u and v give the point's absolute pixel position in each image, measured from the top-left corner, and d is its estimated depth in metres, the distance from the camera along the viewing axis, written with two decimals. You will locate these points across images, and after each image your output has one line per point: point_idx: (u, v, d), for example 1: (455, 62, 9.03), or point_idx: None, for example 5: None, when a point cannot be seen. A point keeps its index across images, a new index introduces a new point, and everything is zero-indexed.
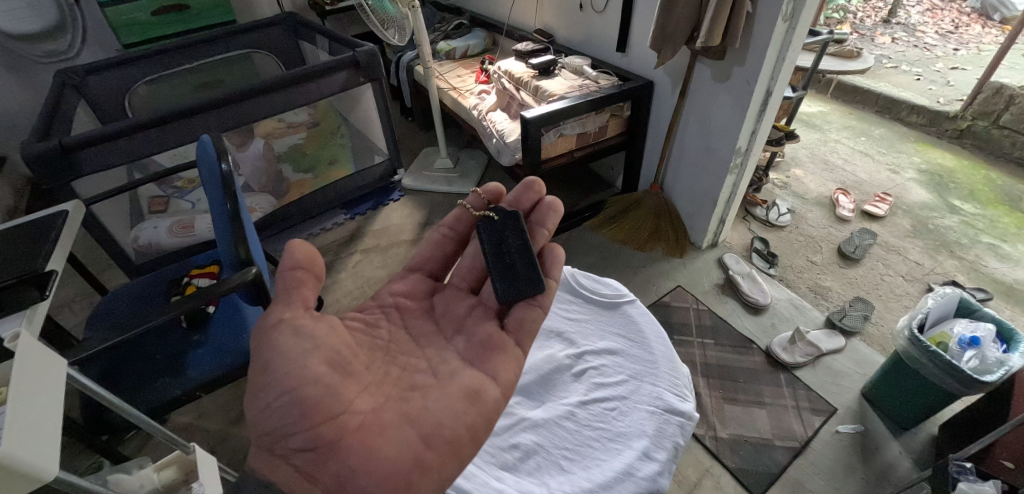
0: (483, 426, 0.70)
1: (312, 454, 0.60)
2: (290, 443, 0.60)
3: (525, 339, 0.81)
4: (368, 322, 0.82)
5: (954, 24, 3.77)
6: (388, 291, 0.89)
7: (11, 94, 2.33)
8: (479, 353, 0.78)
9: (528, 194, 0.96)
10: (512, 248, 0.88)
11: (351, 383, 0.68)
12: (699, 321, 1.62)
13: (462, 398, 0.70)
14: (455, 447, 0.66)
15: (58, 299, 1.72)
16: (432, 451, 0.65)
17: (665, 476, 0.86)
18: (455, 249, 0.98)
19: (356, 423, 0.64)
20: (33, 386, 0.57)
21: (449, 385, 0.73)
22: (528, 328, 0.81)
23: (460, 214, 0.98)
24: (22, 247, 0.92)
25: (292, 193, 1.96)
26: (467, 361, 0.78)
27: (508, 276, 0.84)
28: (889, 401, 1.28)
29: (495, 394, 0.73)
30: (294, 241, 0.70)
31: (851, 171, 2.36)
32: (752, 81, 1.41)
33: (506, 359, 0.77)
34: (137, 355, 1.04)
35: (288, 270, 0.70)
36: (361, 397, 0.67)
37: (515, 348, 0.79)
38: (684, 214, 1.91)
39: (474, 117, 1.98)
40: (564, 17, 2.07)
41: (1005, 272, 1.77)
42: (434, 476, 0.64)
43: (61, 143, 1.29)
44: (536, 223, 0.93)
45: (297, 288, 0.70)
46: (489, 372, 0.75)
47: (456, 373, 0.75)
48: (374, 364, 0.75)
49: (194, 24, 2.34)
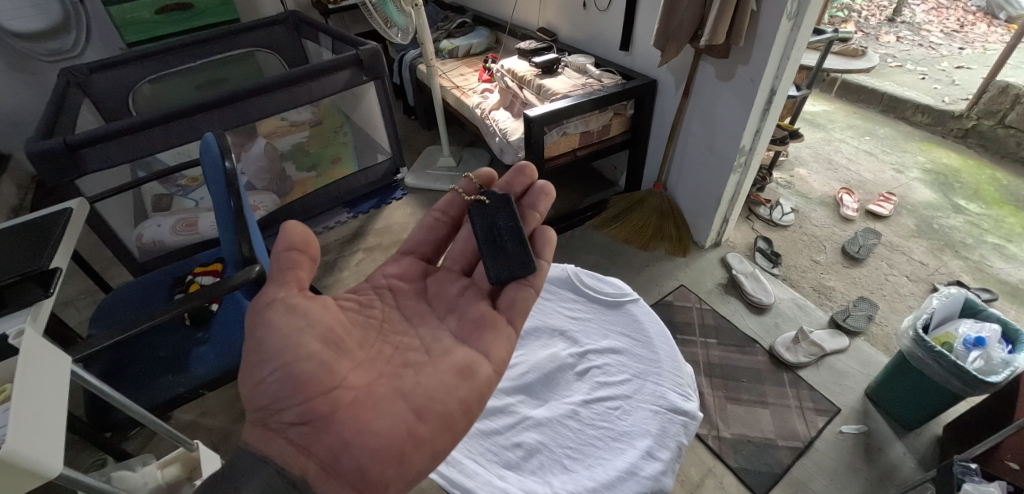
0: (476, 402, 0.70)
1: (305, 427, 0.60)
2: (283, 417, 0.60)
3: (517, 317, 0.82)
4: (361, 303, 0.81)
5: (959, 23, 3.75)
6: (382, 273, 0.88)
7: (15, 92, 2.34)
8: (471, 331, 0.79)
9: (519, 178, 0.98)
10: (504, 231, 0.88)
11: (344, 360, 0.68)
12: (702, 320, 1.61)
13: (454, 373, 0.71)
14: (448, 421, 0.66)
15: (63, 297, 1.73)
16: (425, 425, 0.65)
17: (669, 476, 0.85)
18: (448, 233, 0.98)
19: (349, 398, 0.64)
20: (36, 381, 0.57)
21: (442, 362, 0.73)
22: (520, 308, 0.82)
23: (452, 198, 0.98)
24: (26, 244, 0.92)
25: (295, 192, 1.96)
26: (461, 339, 0.78)
27: (501, 258, 0.85)
28: (893, 401, 1.28)
29: (489, 371, 0.73)
30: (289, 223, 0.70)
31: (855, 170, 2.35)
32: (756, 79, 1.40)
33: (499, 336, 0.78)
34: (140, 352, 1.05)
35: (283, 251, 0.70)
36: (354, 373, 0.68)
37: (508, 326, 0.80)
38: (687, 212, 1.90)
39: (477, 116, 1.98)
40: (567, 15, 2.06)
41: (1010, 272, 1.76)
42: (427, 449, 0.64)
43: (65, 142, 1.29)
44: (528, 207, 0.95)
45: (292, 268, 0.70)
46: (481, 350, 0.75)
47: (450, 351, 0.75)
48: (368, 342, 0.75)
49: (198, 22, 2.34)
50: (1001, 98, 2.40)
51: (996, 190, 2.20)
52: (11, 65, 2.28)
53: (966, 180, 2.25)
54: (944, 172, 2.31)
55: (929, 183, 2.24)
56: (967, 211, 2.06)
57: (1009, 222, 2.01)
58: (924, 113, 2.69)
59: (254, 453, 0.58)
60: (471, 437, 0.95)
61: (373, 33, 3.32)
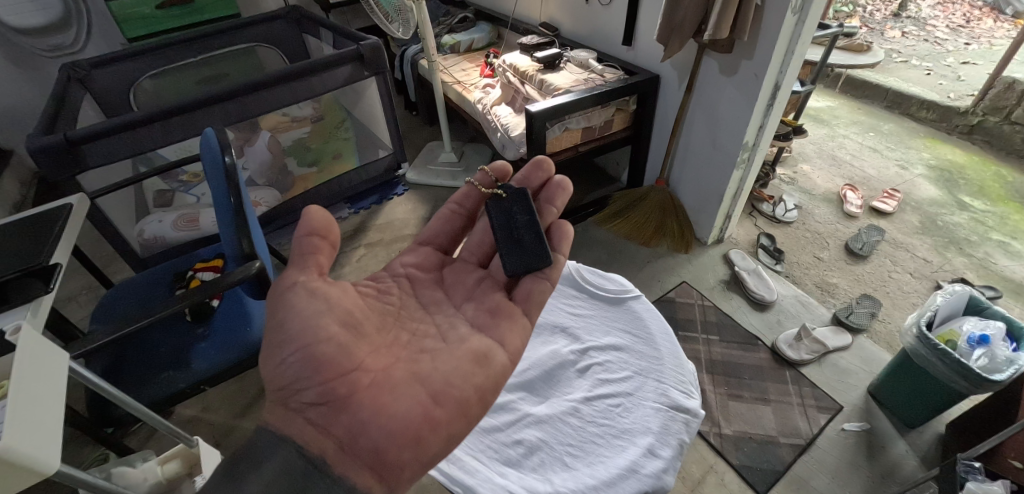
0: (491, 389, 0.70)
1: (325, 408, 0.60)
2: (303, 397, 0.60)
3: (533, 310, 0.81)
4: (379, 289, 0.81)
5: (965, 18, 3.71)
6: (400, 263, 0.88)
7: (15, 87, 2.33)
8: (487, 319, 0.78)
9: (536, 173, 0.96)
10: (521, 225, 0.87)
11: (362, 344, 0.68)
12: (704, 317, 1.61)
13: (470, 360, 0.70)
14: (463, 406, 0.66)
15: (65, 292, 1.73)
16: (441, 408, 0.64)
17: (670, 474, 0.85)
18: (464, 225, 0.97)
19: (367, 380, 0.64)
20: (34, 376, 0.56)
21: (458, 348, 0.73)
22: (537, 301, 0.82)
23: (468, 190, 0.97)
24: (25, 240, 0.92)
25: (297, 187, 1.97)
26: (476, 326, 0.78)
27: (516, 249, 0.84)
28: (895, 398, 1.27)
29: (504, 359, 0.73)
30: (311, 207, 0.68)
31: (860, 167, 2.33)
32: (761, 73, 1.39)
33: (514, 326, 0.77)
34: (143, 346, 1.05)
35: (305, 236, 0.69)
36: (372, 356, 0.67)
37: (523, 317, 0.80)
38: (690, 208, 1.89)
39: (479, 111, 1.96)
40: (569, 10, 2.05)
41: (1015, 270, 1.75)
42: (443, 433, 0.63)
43: (67, 136, 1.29)
44: (545, 202, 0.94)
45: (313, 254, 0.69)
46: (497, 339, 0.75)
47: (465, 338, 0.75)
48: (385, 328, 0.74)
49: (198, 17, 2.33)
50: (1007, 94, 2.38)
51: (1002, 187, 2.18)
52: (12, 60, 2.28)
53: (971, 177, 2.24)
54: (949, 169, 2.29)
55: (934, 179, 2.22)
56: (972, 208, 2.04)
57: (1014, 219, 1.99)
58: (929, 109, 2.67)
59: (273, 432, 0.58)
60: (471, 434, 0.94)
61: (374, 29, 3.30)
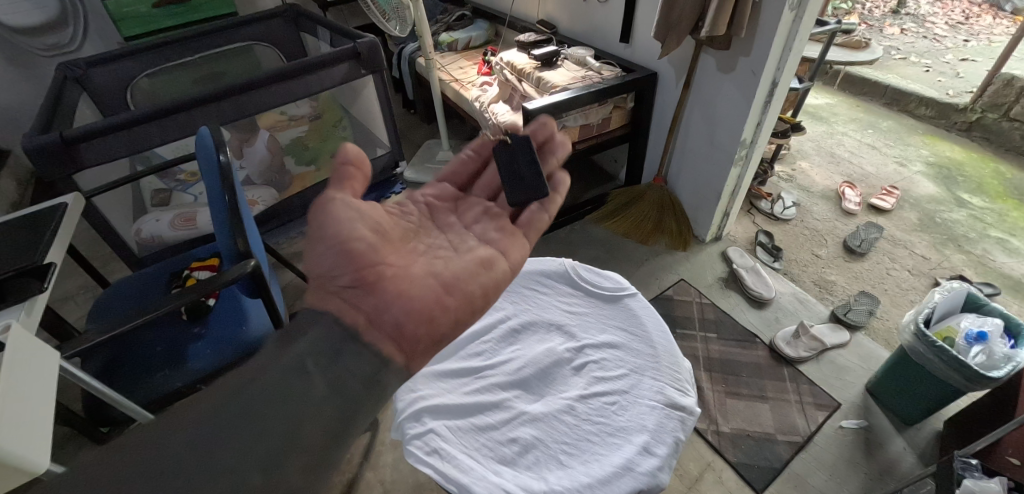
0: (496, 290, 0.73)
1: (356, 290, 0.62)
2: (336, 282, 0.62)
3: (534, 234, 0.84)
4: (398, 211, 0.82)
5: (964, 15, 3.70)
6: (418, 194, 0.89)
7: (11, 87, 2.32)
8: (492, 236, 0.81)
9: (542, 129, 0.95)
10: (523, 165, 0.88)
11: (386, 246, 0.70)
12: (702, 315, 1.60)
13: (477, 263, 0.74)
14: (473, 301, 0.69)
15: (61, 292, 1.73)
16: (454, 297, 0.67)
17: (665, 472, 0.85)
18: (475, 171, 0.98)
19: (391, 271, 0.66)
20: (24, 377, 0.56)
21: (467, 256, 0.76)
22: (537, 228, 0.84)
23: (482, 141, 0.98)
24: (20, 240, 0.92)
25: (295, 186, 1.96)
26: (485, 240, 0.80)
27: (517, 184, 0.86)
28: (893, 395, 1.27)
29: (506, 266, 0.76)
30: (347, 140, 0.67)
31: (858, 164, 2.33)
32: (758, 71, 1.38)
33: (516, 243, 0.81)
34: (137, 347, 1.04)
35: (340, 163, 0.68)
36: (394, 256, 0.70)
37: (525, 239, 0.83)
38: (688, 206, 1.89)
39: (476, 109, 1.96)
40: (567, 8, 2.04)
41: (1013, 267, 1.75)
42: (454, 320, 0.66)
43: (62, 136, 1.28)
44: (547, 152, 0.93)
45: (347, 180, 0.68)
46: (500, 249, 0.78)
47: (473, 249, 0.78)
48: (404, 239, 0.76)
49: (194, 15, 2.32)
50: (1006, 91, 2.37)
51: (1001, 184, 2.18)
52: (8, 59, 2.27)
53: (970, 173, 2.23)
54: (948, 165, 2.29)
55: (933, 176, 2.22)
56: (971, 205, 2.04)
57: (1013, 216, 1.99)
58: (928, 106, 2.66)
59: (309, 310, 0.58)
60: (466, 433, 0.92)
61: (372, 27, 3.30)
